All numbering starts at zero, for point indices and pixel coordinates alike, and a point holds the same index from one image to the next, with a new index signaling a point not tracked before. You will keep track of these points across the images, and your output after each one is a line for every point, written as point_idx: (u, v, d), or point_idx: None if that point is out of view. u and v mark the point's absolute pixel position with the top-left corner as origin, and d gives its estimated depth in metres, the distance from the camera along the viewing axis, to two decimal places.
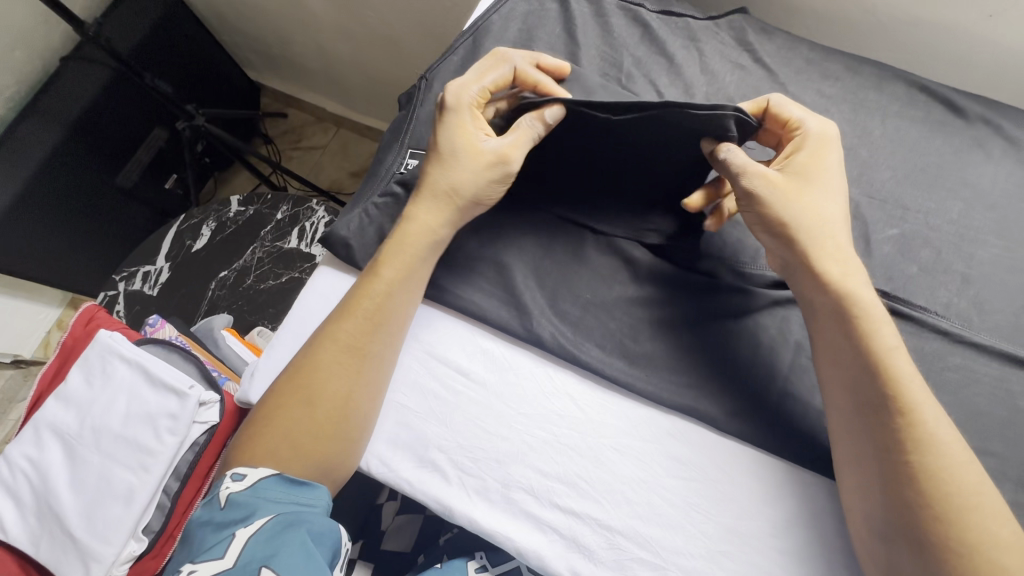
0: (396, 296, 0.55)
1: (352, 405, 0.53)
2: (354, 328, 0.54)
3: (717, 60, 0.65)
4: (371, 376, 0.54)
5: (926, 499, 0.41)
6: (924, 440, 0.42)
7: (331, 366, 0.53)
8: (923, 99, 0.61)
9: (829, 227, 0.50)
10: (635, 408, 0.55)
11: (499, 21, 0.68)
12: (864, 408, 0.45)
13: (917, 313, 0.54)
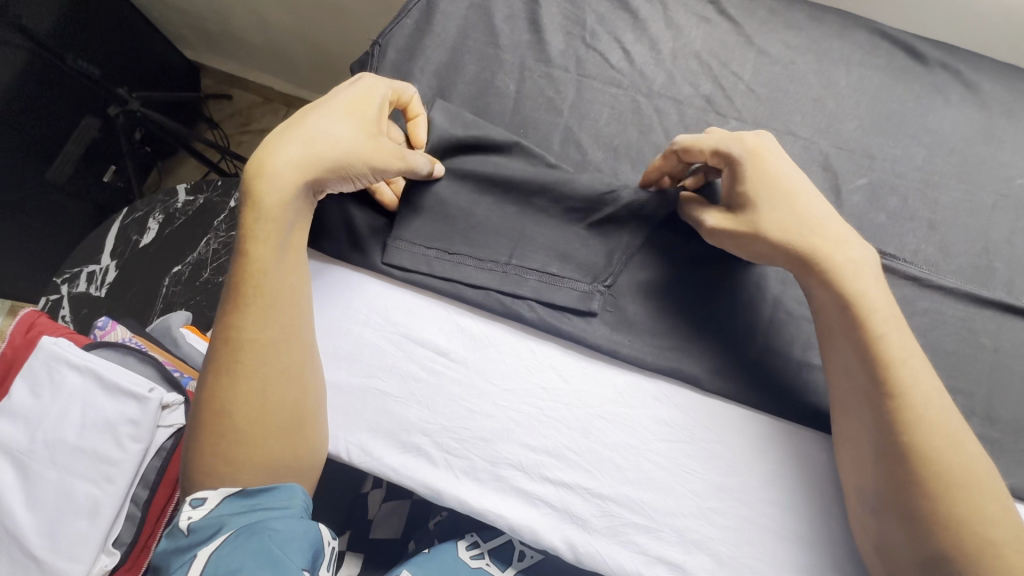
0: (276, 271, 0.50)
1: (274, 400, 0.48)
2: (246, 317, 0.49)
3: (681, 14, 0.62)
4: (287, 363, 0.49)
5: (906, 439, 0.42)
6: (912, 400, 0.43)
7: (225, 366, 0.49)
8: (884, 46, 0.61)
9: (812, 227, 0.47)
10: (620, 374, 0.55)
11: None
12: (865, 397, 0.45)
13: (887, 261, 0.54)
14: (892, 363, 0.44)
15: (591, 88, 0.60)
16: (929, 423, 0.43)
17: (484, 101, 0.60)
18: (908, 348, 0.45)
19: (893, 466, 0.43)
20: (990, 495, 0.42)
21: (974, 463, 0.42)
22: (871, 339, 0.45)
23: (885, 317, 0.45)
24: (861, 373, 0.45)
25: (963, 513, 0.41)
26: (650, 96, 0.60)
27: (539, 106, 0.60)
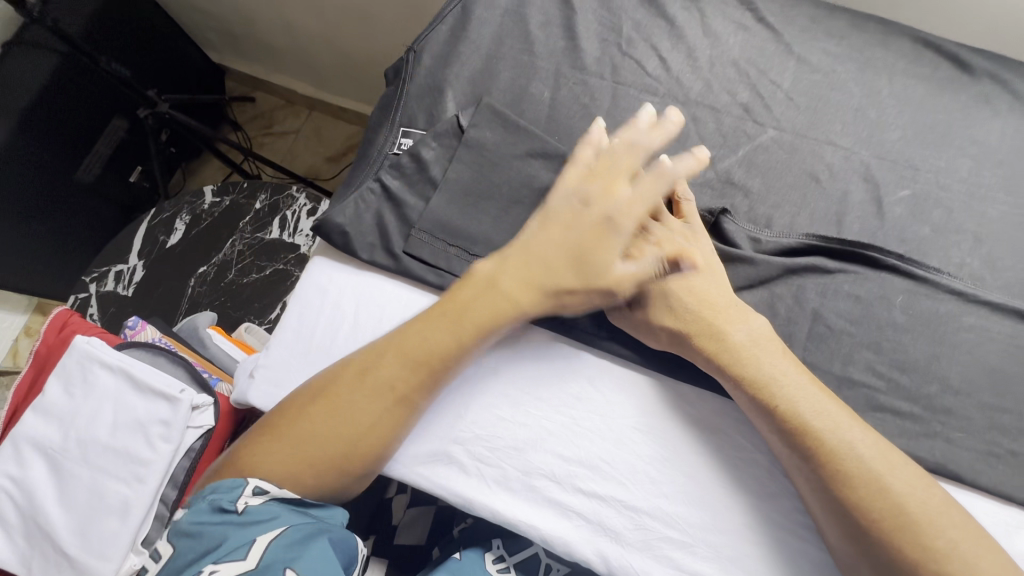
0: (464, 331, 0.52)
1: (359, 428, 0.49)
2: (400, 365, 0.50)
3: (720, 21, 0.62)
4: (381, 391, 0.50)
5: (839, 490, 0.44)
6: (839, 452, 0.44)
7: (398, 381, 0.50)
8: (927, 55, 0.60)
9: (681, 298, 0.51)
10: (652, 386, 0.54)
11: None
12: (795, 453, 0.46)
13: (930, 275, 0.53)
14: (805, 424, 0.46)
15: (625, 95, 0.60)
16: (850, 486, 0.43)
17: (519, 107, 0.60)
18: (814, 409, 0.46)
19: (838, 512, 0.44)
20: (932, 529, 0.41)
21: (915, 515, 0.42)
22: (755, 389, 0.48)
23: (780, 384, 0.47)
24: (781, 435, 0.47)
25: (915, 552, 0.41)
26: (686, 104, 0.59)
27: (574, 113, 0.60)
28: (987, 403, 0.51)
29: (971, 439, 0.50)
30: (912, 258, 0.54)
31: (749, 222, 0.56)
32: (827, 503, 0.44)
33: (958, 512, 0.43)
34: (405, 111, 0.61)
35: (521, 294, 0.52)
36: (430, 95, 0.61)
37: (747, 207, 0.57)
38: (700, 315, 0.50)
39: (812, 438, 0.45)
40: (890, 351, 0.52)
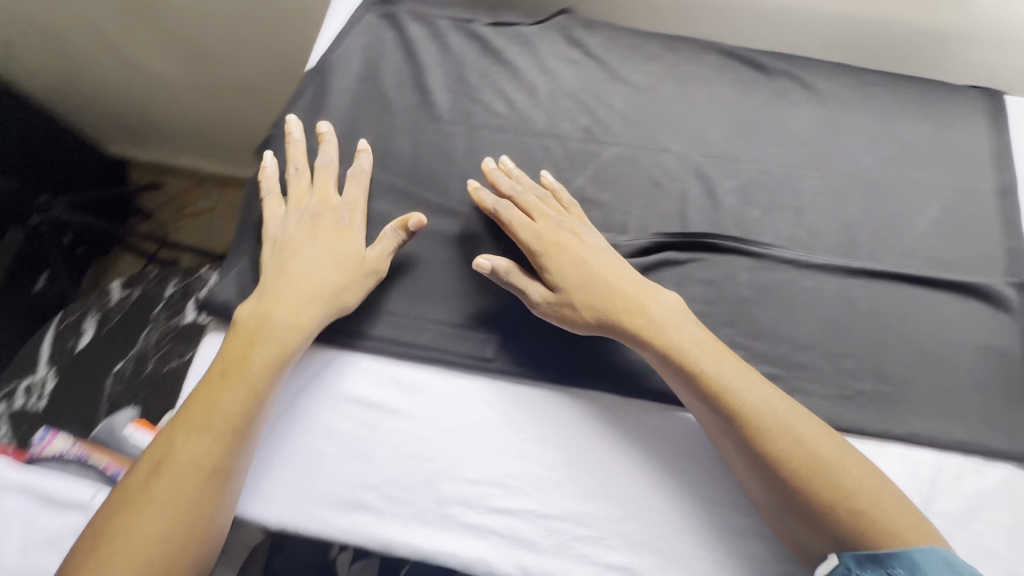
0: (258, 348, 0.54)
1: (182, 504, 0.48)
2: (228, 397, 0.52)
3: (553, 60, 0.69)
4: (196, 466, 0.49)
5: (766, 448, 0.48)
6: (755, 413, 0.49)
7: (202, 452, 0.50)
8: (731, 63, 0.69)
9: (597, 280, 0.56)
10: (545, 397, 0.58)
11: (339, 57, 0.69)
12: (721, 419, 0.51)
13: (765, 250, 0.60)
14: (726, 389, 0.50)
15: (479, 137, 0.66)
16: (771, 437, 0.48)
17: (384, 163, 0.65)
18: (736, 376, 0.51)
19: (764, 468, 0.48)
20: (839, 473, 0.47)
21: (830, 462, 0.47)
22: (683, 361, 0.52)
23: (698, 353, 0.52)
24: (704, 403, 0.51)
25: (832, 497, 0.46)
26: (535, 136, 0.66)
27: (436, 161, 0.65)
28: (832, 352, 0.57)
29: (826, 387, 0.56)
30: (746, 238, 0.61)
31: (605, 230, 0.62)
32: (753, 462, 0.49)
33: (861, 459, 0.49)
34: (277, 183, 0.64)
35: (299, 316, 0.55)
36: (300, 165, 0.65)
37: (602, 217, 0.62)
38: (626, 304, 0.55)
39: (729, 396, 0.50)
40: (746, 322, 0.58)
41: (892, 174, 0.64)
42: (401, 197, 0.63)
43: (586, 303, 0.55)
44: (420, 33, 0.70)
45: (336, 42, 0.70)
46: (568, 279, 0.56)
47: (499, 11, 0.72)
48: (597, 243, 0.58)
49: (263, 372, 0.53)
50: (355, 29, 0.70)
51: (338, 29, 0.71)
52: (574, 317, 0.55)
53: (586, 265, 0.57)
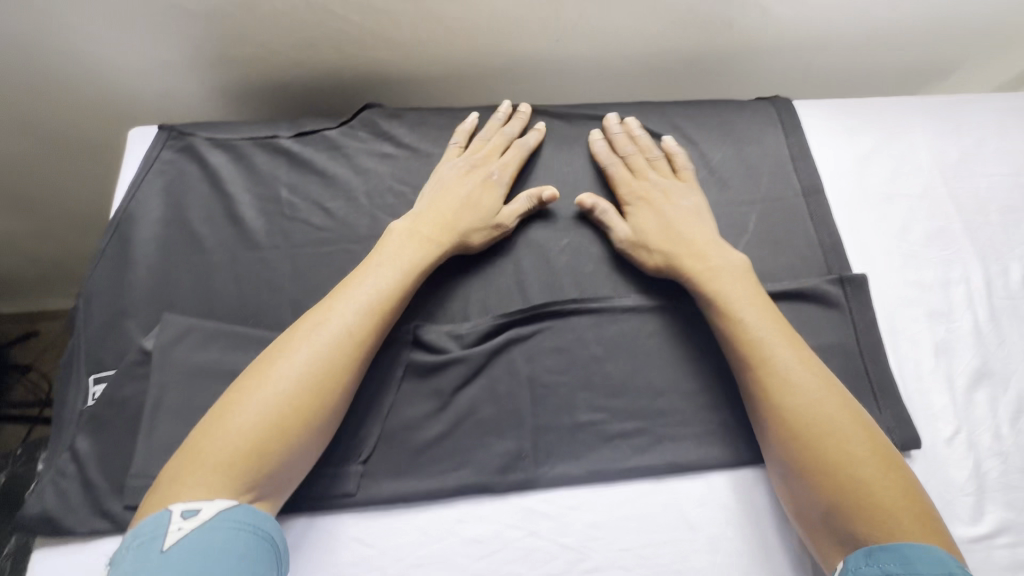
0: (337, 353, 0.51)
1: (293, 403, 0.48)
2: (302, 397, 0.49)
3: (364, 158, 0.68)
4: (288, 388, 0.49)
5: (788, 410, 0.50)
6: (779, 378, 0.52)
7: (316, 352, 0.51)
8: (540, 124, 0.70)
9: (688, 231, 0.61)
10: (419, 514, 0.54)
11: (137, 205, 0.65)
12: (752, 387, 0.53)
13: (606, 303, 0.61)
14: (756, 346, 0.53)
15: (303, 255, 0.63)
16: (806, 414, 0.50)
17: (207, 307, 0.61)
18: (772, 334, 0.54)
19: (787, 440, 0.50)
20: (861, 436, 0.49)
21: (848, 428, 0.49)
22: (728, 318, 0.55)
23: (762, 300, 0.56)
24: (743, 366, 0.54)
25: (850, 465, 0.47)
26: (360, 241, 0.64)
27: (262, 292, 0.62)
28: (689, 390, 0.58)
29: (689, 427, 0.57)
30: (586, 295, 0.61)
31: (449, 321, 0.60)
32: (777, 432, 0.51)
33: (871, 434, 0.49)
34: (90, 357, 0.59)
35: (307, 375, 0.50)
36: (112, 332, 0.60)
37: (442, 308, 0.61)
38: (714, 249, 0.60)
39: (768, 380, 0.52)
40: (601, 383, 0.58)
41: (707, 199, 0.66)
42: (227, 339, 0.59)
43: (664, 248, 0.60)
44: (221, 160, 0.67)
45: (131, 190, 0.66)
46: (645, 240, 0.61)
47: (302, 119, 0.70)
48: (685, 204, 0.63)
49: (370, 299, 0.54)
50: (150, 172, 0.66)
51: (133, 175, 0.67)
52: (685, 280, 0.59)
53: (651, 228, 0.62)
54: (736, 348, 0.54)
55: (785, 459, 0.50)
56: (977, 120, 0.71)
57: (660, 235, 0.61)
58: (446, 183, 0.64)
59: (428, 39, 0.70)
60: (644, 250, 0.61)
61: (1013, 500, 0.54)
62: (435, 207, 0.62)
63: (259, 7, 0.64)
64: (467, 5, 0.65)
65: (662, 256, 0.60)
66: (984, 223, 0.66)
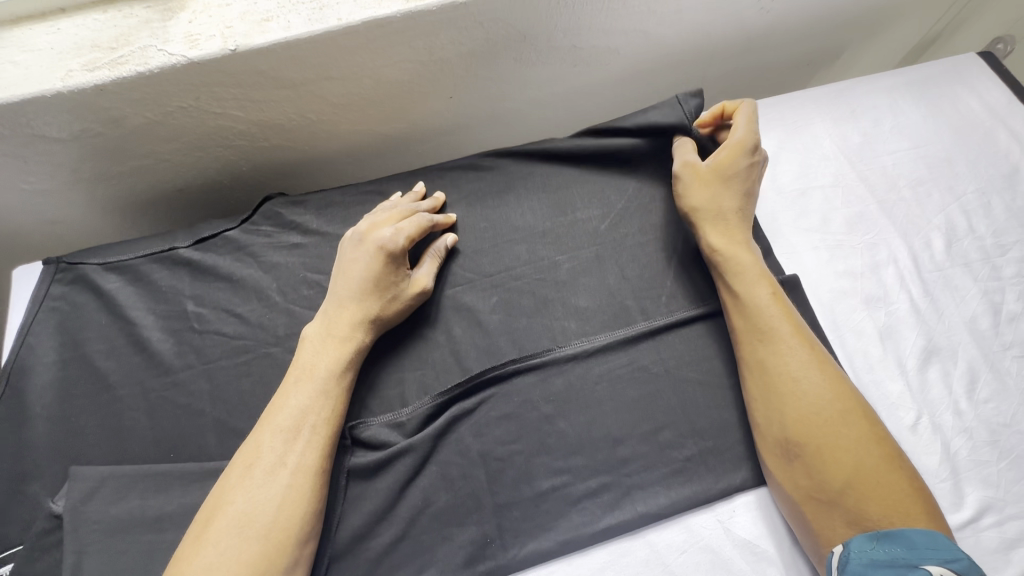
0: (306, 468, 0.49)
1: (245, 559, 0.45)
2: (271, 526, 0.47)
3: (272, 253, 0.64)
4: (237, 543, 0.45)
5: (801, 409, 0.50)
6: (795, 377, 0.52)
7: (261, 492, 0.47)
8: (449, 183, 0.68)
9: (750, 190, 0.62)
10: None
11: (29, 352, 0.59)
12: (765, 385, 0.53)
13: (546, 356, 0.58)
14: (771, 341, 0.53)
15: (220, 370, 0.59)
16: (817, 396, 0.51)
17: (122, 450, 0.56)
18: (787, 331, 0.54)
19: (797, 440, 0.50)
20: (870, 436, 0.49)
21: (862, 427, 0.50)
22: (749, 308, 0.55)
23: (773, 296, 0.56)
24: (757, 362, 0.54)
25: (860, 465, 0.48)
26: (280, 342, 0.60)
27: (180, 420, 0.57)
28: (648, 430, 0.55)
29: (656, 472, 0.54)
30: (524, 352, 0.58)
31: (385, 410, 0.56)
32: (789, 429, 0.50)
33: (872, 419, 0.50)
34: None
35: (283, 498, 0.48)
36: (14, 502, 0.53)
37: (377, 396, 0.57)
38: (734, 230, 0.60)
39: (783, 359, 0.53)
40: (557, 443, 0.55)
41: (629, 228, 0.65)
42: (145, 482, 0.53)
43: (701, 192, 0.61)
44: (118, 285, 0.62)
45: (19, 336, 0.60)
46: (733, 167, 0.61)
47: (201, 224, 0.67)
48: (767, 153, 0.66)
49: (299, 421, 0.50)
50: (38, 313, 0.61)
51: (20, 319, 0.62)
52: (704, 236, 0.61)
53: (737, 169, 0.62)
54: (748, 320, 0.55)
55: (794, 444, 0.50)
56: (869, 101, 0.73)
57: (742, 165, 0.62)
58: (343, 262, 0.59)
59: (319, 119, 0.68)
60: (695, 188, 0.62)
61: (988, 477, 0.53)
62: (338, 294, 0.57)
63: (129, 120, 0.61)
64: (350, 80, 0.64)
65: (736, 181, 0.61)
66: (897, 200, 0.66)
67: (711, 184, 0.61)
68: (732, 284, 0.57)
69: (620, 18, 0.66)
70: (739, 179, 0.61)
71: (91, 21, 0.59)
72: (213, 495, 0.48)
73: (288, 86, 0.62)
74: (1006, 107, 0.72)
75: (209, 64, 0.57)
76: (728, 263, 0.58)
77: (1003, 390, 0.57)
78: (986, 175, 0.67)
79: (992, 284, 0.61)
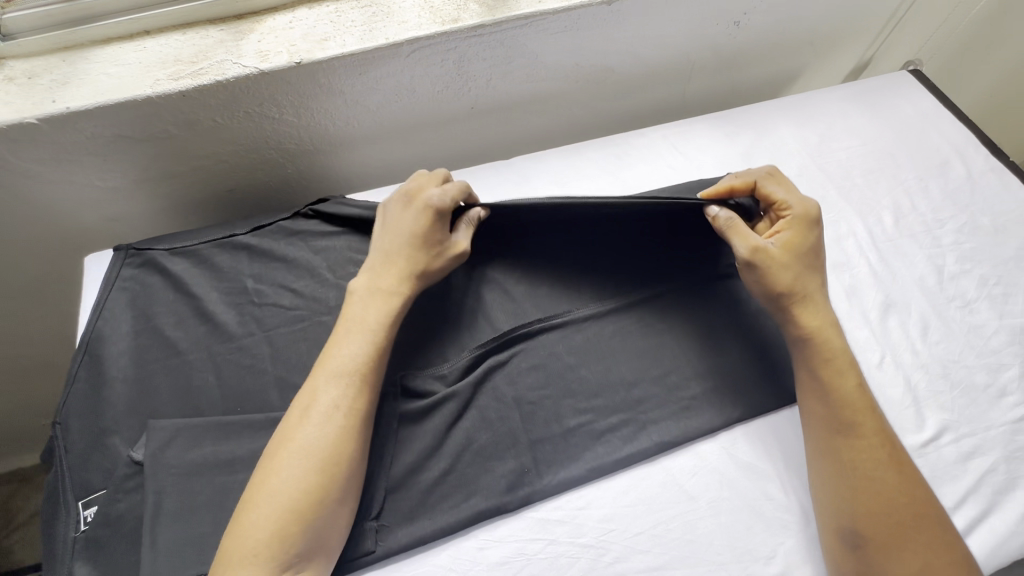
0: (355, 408, 0.55)
1: (304, 486, 0.50)
2: (325, 457, 0.52)
3: (320, 237, 0.73)
4: (297, 471, 0.51)
5: (879, 499, 0.53)
6: (877, 471, 0.54)
7: (317, 431, 0.53)
8: (474, 181, 0.80)
9: (819, 262, 0.64)
10: (440, 552, 0.56)
11: (102, 326, 0.66)
12: (846, 471, 0.55)
13: (568, 316, 0.67)
14: (859, 437, 0.56)
15: (279, 337, 0.66)
16: (886, 490, 0.54)
17: (193, 406, 0.62)
18: (874, 430, 0.56)
19: (870, 526, 0.53)
20: (939, 534, 0.52)
21: (933, 524, 0.53)
22: (838, 402, 0.57)
23: (861, 394, 0.58)
24: (840, 449, 0.56)
25: (925, 561, 0.51)
26: (332, 311, 0.68)
27: (244, 379, 0.64)
28: (657, 374, 0.64)
29: (666, 409, 0.62)
30: (549, 313, 0.67)
31: (428, 364, 0.64)
32: (863, 517, 0.53)
33: (941, 520, 0.53)
34: (76, 483, 0.58)
35: (337, 434, 0.53)
36: (95, 452, 0.59)
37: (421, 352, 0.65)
38: (820, 316, 0.61)
39: (866, 454, 0.55)
40: (581, 388, 0.63)
41: None
42: (217, 431, 0.60)
43: (786, 273, 0.61)
44: (183, 267, 0.70)
45: (93, 312, 0.67)
46: (807, 246, 0.63)
47: (257, 217, 0.75)
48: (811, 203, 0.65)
49: (351, 368, 0.56)
50: (110, 292, 0.68)
51: (94, 299, 0.69)
52: (796, 318, 0.61)
53: (811, 250, 0.63)
54: (835, 411, 0.57)
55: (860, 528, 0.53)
56: (822, 109, 0.87)
57: (812, 242, 0.63)
58: (392, 220, 0.66)
59: (360, 125, 0.79)
60: (780, 268, 0.61)
61: (944, 403, 0.63)
62: (388, 252, 0.63)
63: (200, 123, 0.70)
64: (390, 91, 0.75)
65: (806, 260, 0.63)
66: (852, 186, 0.79)
67: (794, 264, 0.61)
68: (820, 374, 0.58)
69: (615, 40, 0.79)
70: (814, 257, 0.63)
71: (173, 41, 0.69)
72: (278, 432, 0.54)
73: (337, 95, 0.73)
74: (935, 112, 0.86)
75: (275, 74, 0.68)
76: (819, 353, 0.59)
77: (950, 333, 0.67)
78: (923, 165, 0.81)
79: (934, 250, 0.73)
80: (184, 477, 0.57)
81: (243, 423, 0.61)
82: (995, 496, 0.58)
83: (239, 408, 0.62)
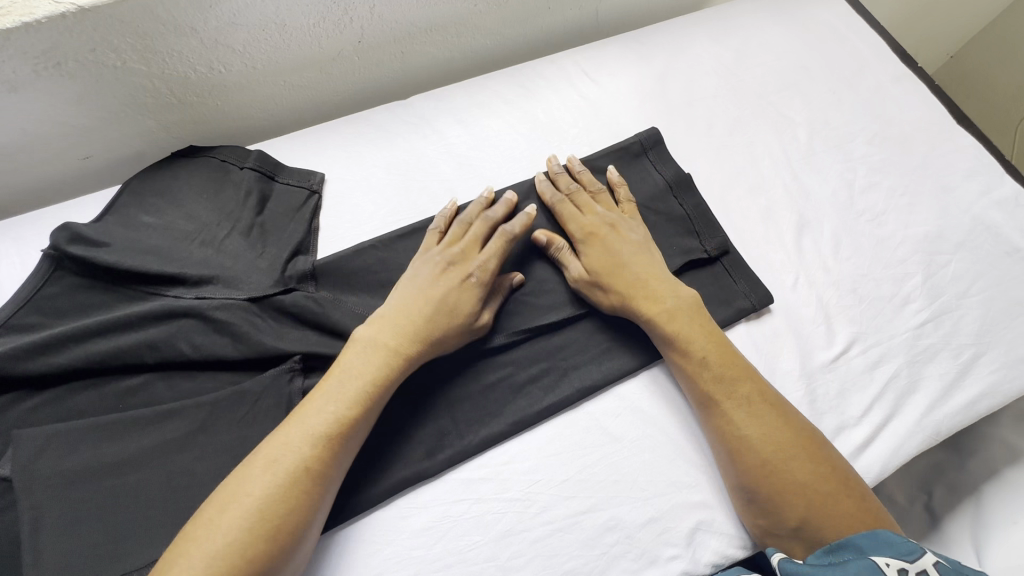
0: (329, 464, 0.48)
1: (250, 552, 0.43)
2: (287, 516, 0.45)
3: (255, 273, 0.61)
4: (248, 531, 0.43)
5: (756, 455, 0.53)
6: (751, 428, 0.54)
7: (278, 489, 0.45)
8: (370, 131, 0.73)
9: (655, 262, 0.61)
10: (361, 526, 0.54)
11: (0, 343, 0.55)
12: (724, 438, 0.54)
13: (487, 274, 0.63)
14: (729, 402, 0.55)
15: (190, 327, 0.58)
16: (771, 442, 0.53)
17: (67, 407, 0.55)
18: (738, 386, 0.55)
19: (755, 478, 0.52)
20: (827, 470, 0.52)
21: (819, 462, 0.52)
22: (698, 375, 0.56)
23: (728, 348, 0.57)
24: (712, 419, 0.56)
25: (823, 500, 0.51)
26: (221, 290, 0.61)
27: (125, 373, 0.57)
28: (576, 319, 0.62)
29: (588, 353, 0.61)
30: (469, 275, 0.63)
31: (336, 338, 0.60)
32: (747, 470, 0.53)
33: (819, 454, 0.53)
34: None
35: (302, 492, 0.46)
36: None
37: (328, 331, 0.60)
38: (667, 295, 0.59)
39: (736, 415, 0.54)
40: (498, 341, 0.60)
41: (541, 152, 0.71)
42: (95, 434, 0.53)
43: (609, 280, 0.60)
44: (88, 271, 0.59)
45: None
46: (608, 257, 0.61)
47: (178, 216, 0.65)
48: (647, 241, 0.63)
49: (334, 425, 0.49)
50: (20, 307, 0.57)
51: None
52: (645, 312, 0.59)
53: (631, 266, 0.61)
54: (697, 388, 0.56)
55: (755, 487, 0.52)
56: (736, 24, 0.82)
57: (625, 246, 0.62)
58: (420, 269, 0.60)
59: (228, 70, 0.68)
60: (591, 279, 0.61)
61: (853, 317, 0.64)
62: (409, 293, 0.58)
63: (19, 79, 0.59)
64: (254, 27, 0.65)
65: (624, 229, 0.63)
66: (767, 105, 0.76)
67: (596, 274, 0.61)
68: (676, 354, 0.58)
69: None
70: (639, 247, 0.62)
71: None
72: (230, 483, 0.46)
73: (189, 34, 0.62)
74: (847, 21, 0.83)
75: (102, 11, 0.56)
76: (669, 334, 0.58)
77: (860, 248, 0.68)
78: (837, 77, 0.79)
79: (846, 164, 0.73)
80: (62, 487, 0.51)
81: (127, 419, 0.54)
82: (897, 401, 0.61)
83: (125, 405, 0.56)
